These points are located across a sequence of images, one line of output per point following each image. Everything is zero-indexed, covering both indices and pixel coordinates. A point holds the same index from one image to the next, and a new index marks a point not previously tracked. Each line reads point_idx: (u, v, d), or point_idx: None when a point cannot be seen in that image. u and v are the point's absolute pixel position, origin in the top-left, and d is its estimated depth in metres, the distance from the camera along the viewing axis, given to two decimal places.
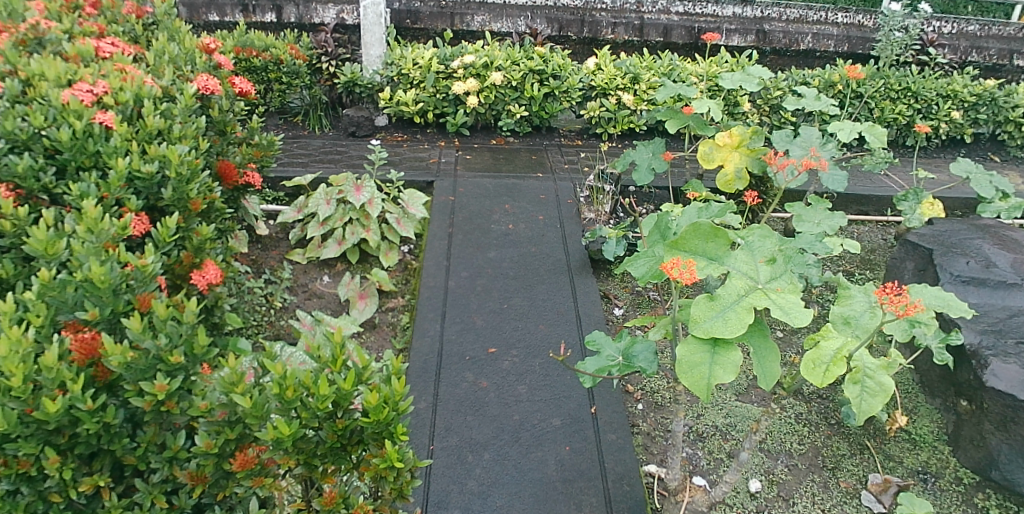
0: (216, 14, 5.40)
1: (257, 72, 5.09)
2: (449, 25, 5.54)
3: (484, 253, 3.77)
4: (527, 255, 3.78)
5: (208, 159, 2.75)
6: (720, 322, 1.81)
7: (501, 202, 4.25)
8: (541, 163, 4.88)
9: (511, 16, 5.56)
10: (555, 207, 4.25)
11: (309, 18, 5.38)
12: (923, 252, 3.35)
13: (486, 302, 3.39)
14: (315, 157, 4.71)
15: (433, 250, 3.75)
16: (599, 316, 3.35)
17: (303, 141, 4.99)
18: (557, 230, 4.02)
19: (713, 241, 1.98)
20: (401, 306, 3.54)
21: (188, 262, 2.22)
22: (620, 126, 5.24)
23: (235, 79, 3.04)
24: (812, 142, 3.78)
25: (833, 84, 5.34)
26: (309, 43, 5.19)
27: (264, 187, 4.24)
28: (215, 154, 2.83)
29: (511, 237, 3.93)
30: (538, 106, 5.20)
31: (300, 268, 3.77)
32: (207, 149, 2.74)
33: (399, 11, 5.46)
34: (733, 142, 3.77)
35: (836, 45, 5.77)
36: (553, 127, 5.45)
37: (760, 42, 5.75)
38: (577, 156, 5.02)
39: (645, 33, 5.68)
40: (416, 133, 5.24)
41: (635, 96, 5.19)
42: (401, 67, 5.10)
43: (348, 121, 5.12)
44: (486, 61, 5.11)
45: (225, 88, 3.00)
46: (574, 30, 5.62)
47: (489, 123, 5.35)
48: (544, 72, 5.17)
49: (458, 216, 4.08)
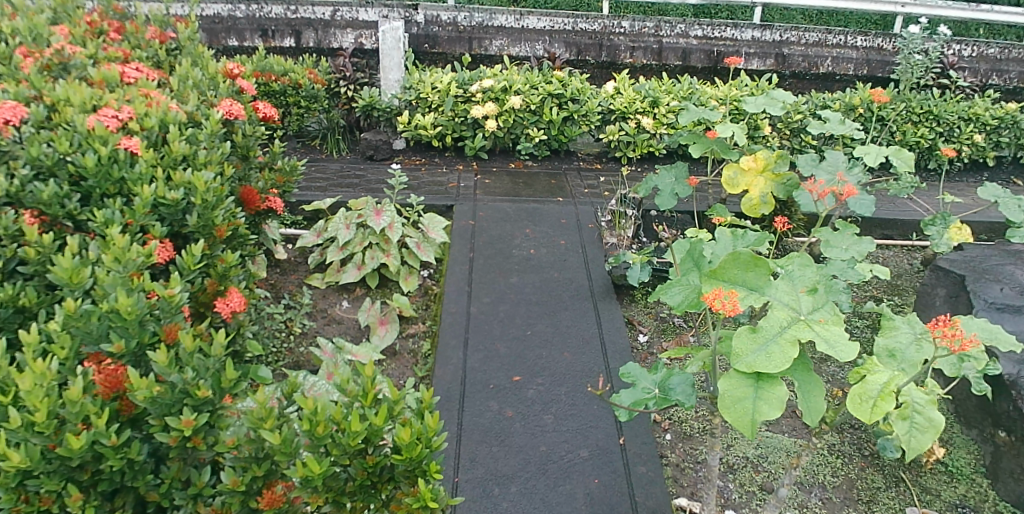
0: (236, 39, 5.39)
1: (276, 96, 5.07)
2: (467, 49, 5.48)
3: (507, 278, 3.72)
4: (548, 280, 3.73)
5: (230, 185, 2.71)
6: (763, 356, 1.72)
7: (522, 226, 4.22)
8: (561, 187, 4.85)
9: (530, 41, 5.50)
10: (576, 231, 4.20)
11: (328, 43, 5.38)
12: (956, 277, 3.26)
13: (509, 329, 3.33)
14: (333, 181, 4.72)
15: (453, 276, 3.71)
16: (624, 343, 3.29)
17: (321, 166, 4.99)
18: (579, 255, 3.97)
19: (753, 271, 1.87)
20: (422, 332, 3.48)
21: (212, 289, 2.17)
22: (639, 149, 5.23)
23: (259, 103, 3.03)
24: (838, 167, 3.72)
25: (855, 107, 5.37)
26: (328, 68, 5.20)
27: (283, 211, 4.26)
28: (238, 179, 2.79)
29: (532, 262, 3.88)
30: (556, 129, 5.21)
31: (319, 293, 3.79)
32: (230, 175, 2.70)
33: (417, 36, 5.41)
34: (758, 167, 3.72)
35: (855, 69, 5.76)
36: (571, 151, 5.43)
37: (779, 65, 5.73)
38: (597, 181, 4.98)
39: (664, 57, 5.62)
40: (435, 156, 5.22)
41: (654, 119, 5.20)
42: (420, 92, 5.10)
43: (367, 145, 5.11)
44: (504, 85, 5.12)
45: (249, 114, 3.01)
46: (592, 54, 5.58)
47: (507, 147, 5.33)
48: (562, 96, 5.18)
49: (478, 240, 4.05)
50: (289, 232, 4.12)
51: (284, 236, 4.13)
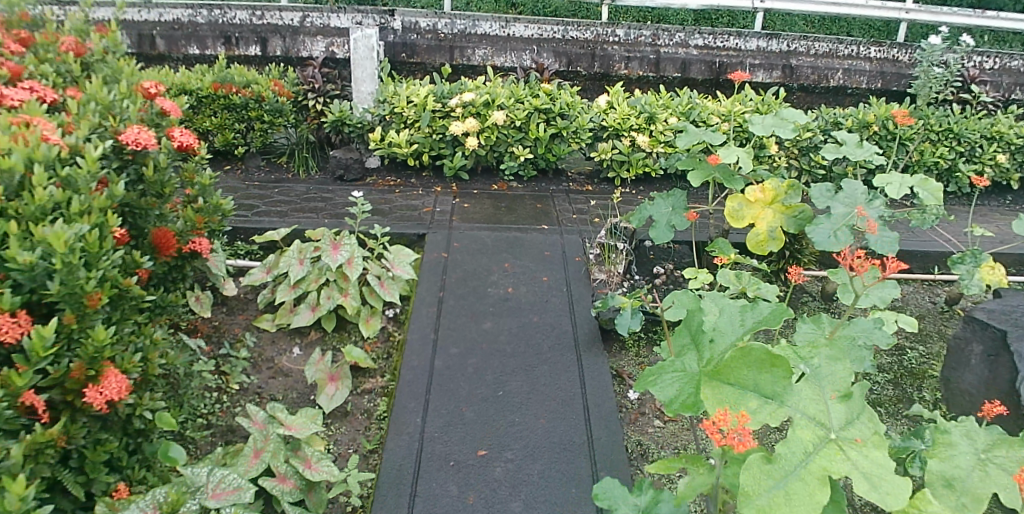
0: (197, 47, 4.88)
1: (236, 109, 4.59)
2: (448, 59, 5.02)
3: (480, 324, 3.28)
4: (526, 326, 3.29)
5: (140, 223, 2.34)
6: (782, 498, 1.30)
7: (500, 259, 3.77)
8: (546, 213, 4.40)
9: (516, 50, 5.05)
10: (561, 266, 3.75)
11: (296, 52, 4.88)
12: (994, 332, 2.77)
13: (477, 388, 2.89)
14: (295, 206, 4.28)
15: (418, 321, 3.27)
16: (610, 406, 2.85)
17: (286, 187, 4.54)
18: (563, 295, 3.53)
19: (769, 372, 1.42)
20: (380, 388, 3.04)
21: (80, 373, 1.79)
22: (633, 169, 4.79)
23: (175, 130, 2.46)
24: (857, 200, 3.29)
25: (869, 124, 4.95)
26: (295, 79, 4.74)
27: (236, 240, 3.86)
28: (155, 218, 2.40)
29: (509, 303, 3.44)
30: (543, 147, 4.77)
31: (268, 338, 3.35)
32: (144, 213, 2.34)
33: (394, 44, 4.95)
34: (766, 198, 3.31)
35: (869, 82, 5.32)
36: (560, 171, 4.99)
37: (787, 78, 5.27)
38: (586, 205, 4.54)
39: (662, 68, 5.17)
40: (411, 176, 4.77)
41: (650, 137, 4.76)
42: (394, 105, 4.64)
43: (336, 163, 4.65)
44: (487, 99, 4.68)
45: (161, 142, 2.43)
46: (584, 65, 5.12)
47: (491, 167, 4.89)
48: (550, 111, 4.74)
49: (450, 277, 3.61)
50: (240, 264, 3.70)
51: (234, 268, 3.71)
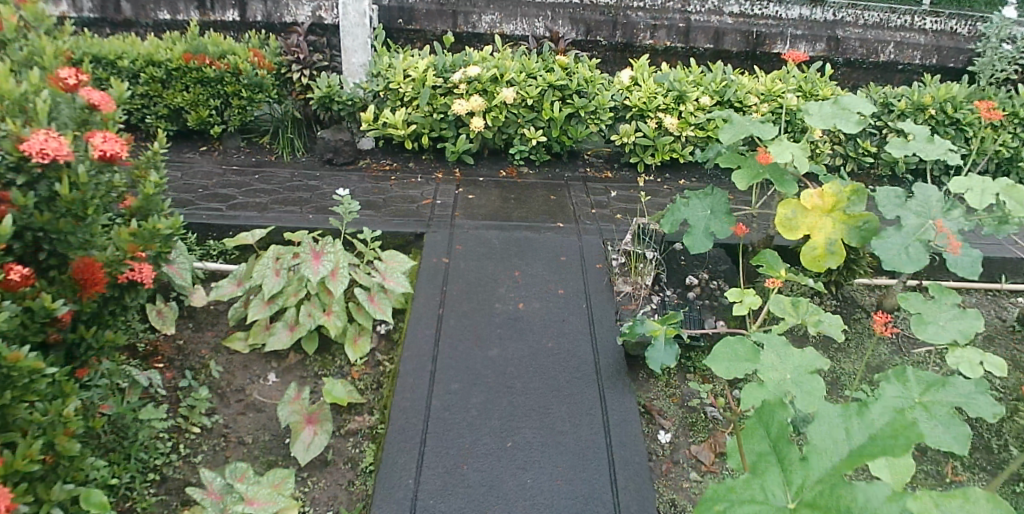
0: (167, 11, 4.35)
1: (211, 84, 4.06)
2: (451, 27, 4.46)
3: (485, 351, 2.80)
4: (539, 353, 2.81)
5: (66, 252, 1.86)
6: None
7: (509, 266, 3.28)
8: (562, 206, 3.88)
9: (527, 16, 4.48)
10: (580, 275, 3.26)
11: (280, 17, 4.34)
12: None
13: (481, 437, 2.45)
14: (277, 195, 3.78)
15: (413, 347, 2.80)
16: (640, 463, 2.40)
17: (268, 172, 4.03)
18: (582, 312, 3.04)
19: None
20: (367, 428, 2.58)
21: None
22: (659, 155, 4.28)
23: (98, 134, 1.91)
24: (931, 208, 2.80)
25: (925, 106, 4.42)
26: (277, 47, 4.19)
27: (208, 237, 3.41)
28: (82, 239, 1.90)
29: (520, 323, 2.96)
30: (558, 129, 4.24)
31: (239, 360, 2.88)
32: (67, 238, 1.85)
33: (389, 8, 4.38)
34: (825, 204, 2.81)
35: (923, 57, 4.75)
36: (576, 153, 4.47)
37: (831, 51, 4.71)
38: (606, 196, 4.03)
39: (692, 39, 4.61)
40: (409, 160, 4.26)
41: (679, 118, 4.22)
42: (388, 80, 4.08)
43: (324, 146, 4.13)
44: (494, 73, 4.11)
45: (79, 148, 1.89)
46: (604, 33, 4.55)
47: (498, 149, 4.37)
48: (566, 88, 4.19)
49: (451, 288, 3.12)
50: (211, 266, 3.25)
51: (205, 272, 3.25)
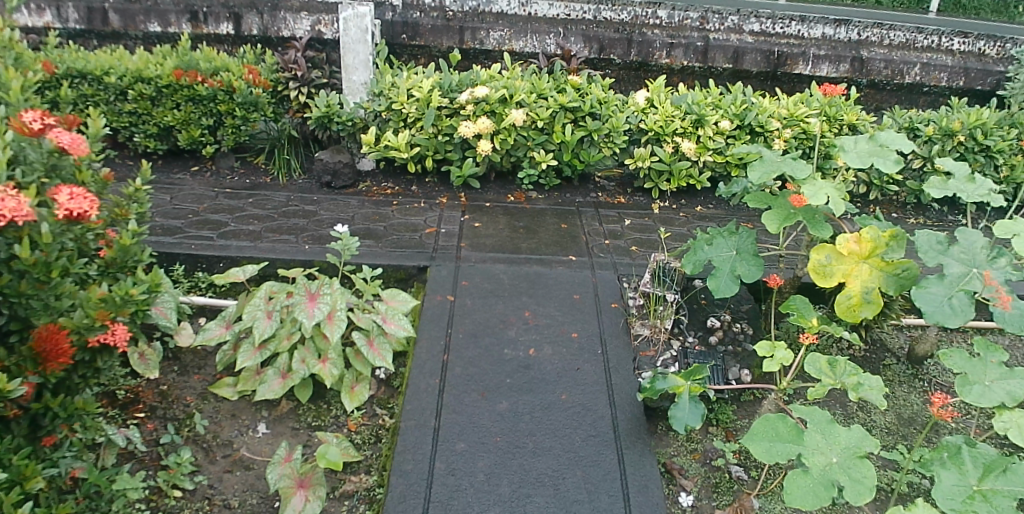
0: (158, 23, 4.16)
1: (202, 102, 3.89)
2: (457, 43, 4.25)
3: (494, 404, 2.59)
4: (552, 406, 2.60)
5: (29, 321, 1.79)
6: None
7: (519, 305, 3.06)
8: (574, 236, 3.67)
9: (538, 33, 4.27)
10: (594, 316, 3.04)
11: (276, 31, 4.14)
12: None
13: (489, 508, 2.23)
14: (271, 222, 3.57)
15: (416, 399, 2.58)
16: None
17: (262, 194, 3.83)
18: (597, 359, 2.83)
19: None
20: (364, 491, 2.36)
21: None
22: (674, 180, 4.07)
23: (65, 189, 1.81)
24: (974, 255, 2.60)
25: (954, 133, 4.21)
26: (274, 64, 4.00)
27: (196, 270, 3.23)
28: (46, 300, 1.80)
29: (531, 371, 2.74)
30: (569, 152, 4.03)
31: (228, 409, 2.68)
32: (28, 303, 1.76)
33: (393, 23, 4.18)
34: (862, 251, 2.61)
35: (950, 79, 4.55)
36: (587, 176, 4.26)
37: (855, 72, 4.51)
38: (619, 224, 3.82)
39: (710, 58, 4.41)
40: (411, 183, 4.06)
41: (696, 143, 4.02)
42: (391, 100, 3.87)
43: (322, 168, 3.92)
44: (503, 94, 3.90)
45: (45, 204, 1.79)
46: (618, 51, 4.35)
47: (505, 172, 4.17)
48: (579, 110, 3.98)
49: (457, 331, 2.90)
50: (202, 302, 3.07)
51: (195, 307, 3.08)
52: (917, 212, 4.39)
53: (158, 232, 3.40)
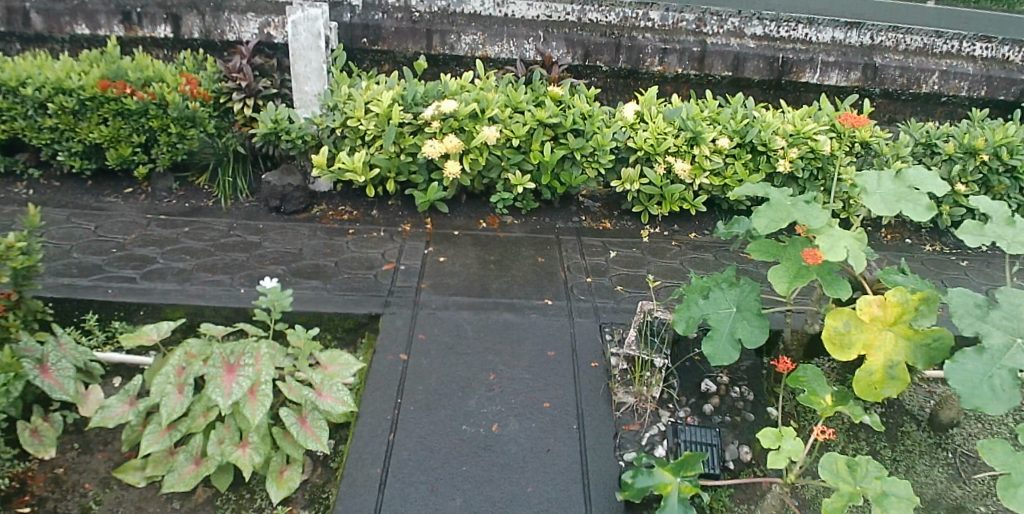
0: (86, 25, 3.69)
1: (132, 117, 3.43)
2: (424, 47, 3.79)
3: (444, 502, 2.16)
4: (513, 503, 2.18)
5: None
6: None
7: (484, 367, 2.63)
8: (551, 272, 3.24)
9: (515, 36, 3.82)
10: (571, 379, 2.62)
11: (220, 34, 3.69)
12: None
13: None
14: (206, 256, 3.14)
15: (351, 496, 2.16)
16: None
17: (201, 222, 3.40)
18: (571, 438, 2.40)
19: None
20: None
21: None
22: (666, 205, 3.64)
23: None
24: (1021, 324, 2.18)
25: (977, 151, 3.77)
26: (215, 73, 3.55)
27: (114, 318, 2.80)
28: None
29: (491, 456, 2.31)
30: (549, 173, 3.59)
31: (133, 500, 2.26)
32: None
33: (352, 25, 3.72)
34: (887, 317, 2.20)
35: (971, 88, 4.11)
36: (569, 197, 3.83)
37: (867, 81, 4.06)
38: (603, 257, 3.40)
39: (707, 65, 3.96)
40: (372, 206, 3.63)
41: (691, 163, 3.59)
42: (346, 115, 3.42)
43: (268, 191, 3.47)
44: (474, 109, 3.45)
45: None
46: (605, 57, 3.90)
47: (478, 193, 3.74)
48: (559, 126, 3.53)
49: (408, 402, 2.47)
50: (118, 358, 2.66)
51: (111, 364, 2.67)
52: (933, 237, 3.97)
53: (73, 272, 2.98)
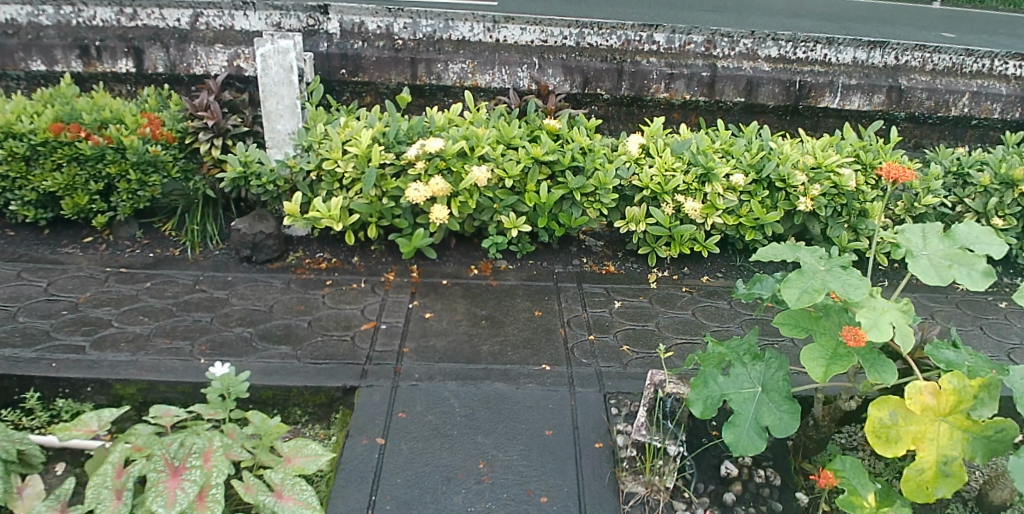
0: (42, 60, 3.39)
1: (88, 162, 3.13)
2: (409, 78, 3.49)
3: None
4: None
5: None
6: None
7: (472, 453, 2.29)
8: (549, 328, 2.92)
9: (507, 64, 3.51)
10: (573, 466, 2.28)
11: (186, 68, 3.38)
12: None
13: None
14: (166, 317, 2.83)
15: None
16: None
17: (164, 275, 3.10)
18: None
19: None
20: None
21: None
22: (676, 247, 3.32)
23: None
24: None
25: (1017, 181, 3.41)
26: (180, 111, 3.26)
27: (57, 395, 2.47)
28: None
29: None
30: (546, 215, 3.28)
31: None
32: None
33: (329, 55, 3.42)
34: (939, 407, 1.87)
35: (1006, 109, 3.76)
36: (569, 238, 3.52)
37: (891, 104, 3.71)
38: (606, 308, 3.08)
39: (718, 91, 3.63)
40: (353, 253, 3.33)
41: (702, 202, 3.26)
42: (322, 156, 3.12)
43: (238, 239, 3.17)
44: (462, 146, 3.14)
45: None
46: (606, 85, 3.58)
47: (469, 237, 3.42)
48: (556, 164, 3.22)
49: (384, 500, 2.14)
50: (51, 441, 2.28)
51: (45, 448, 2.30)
52: None
53: (16, 340, 2.64)
